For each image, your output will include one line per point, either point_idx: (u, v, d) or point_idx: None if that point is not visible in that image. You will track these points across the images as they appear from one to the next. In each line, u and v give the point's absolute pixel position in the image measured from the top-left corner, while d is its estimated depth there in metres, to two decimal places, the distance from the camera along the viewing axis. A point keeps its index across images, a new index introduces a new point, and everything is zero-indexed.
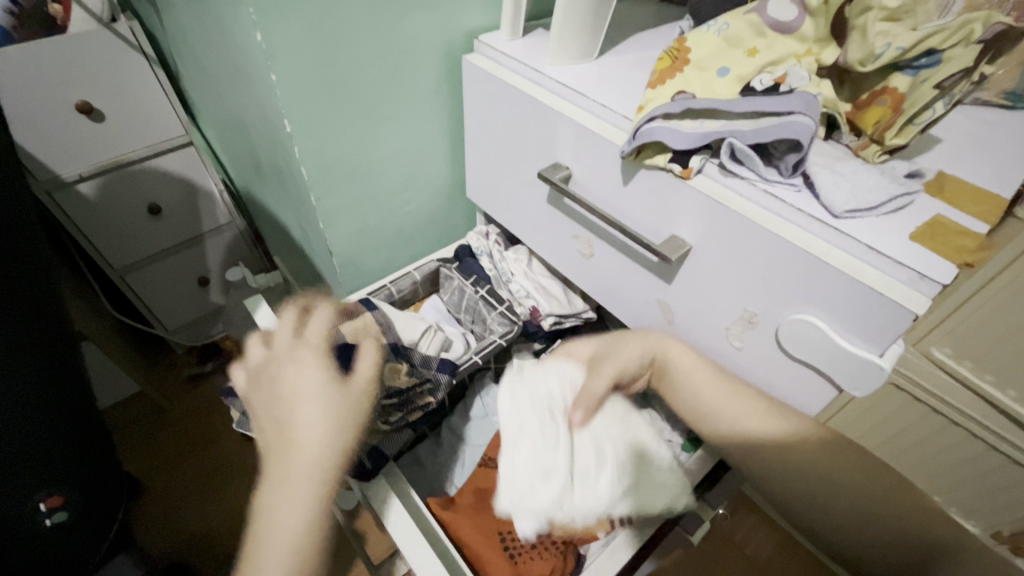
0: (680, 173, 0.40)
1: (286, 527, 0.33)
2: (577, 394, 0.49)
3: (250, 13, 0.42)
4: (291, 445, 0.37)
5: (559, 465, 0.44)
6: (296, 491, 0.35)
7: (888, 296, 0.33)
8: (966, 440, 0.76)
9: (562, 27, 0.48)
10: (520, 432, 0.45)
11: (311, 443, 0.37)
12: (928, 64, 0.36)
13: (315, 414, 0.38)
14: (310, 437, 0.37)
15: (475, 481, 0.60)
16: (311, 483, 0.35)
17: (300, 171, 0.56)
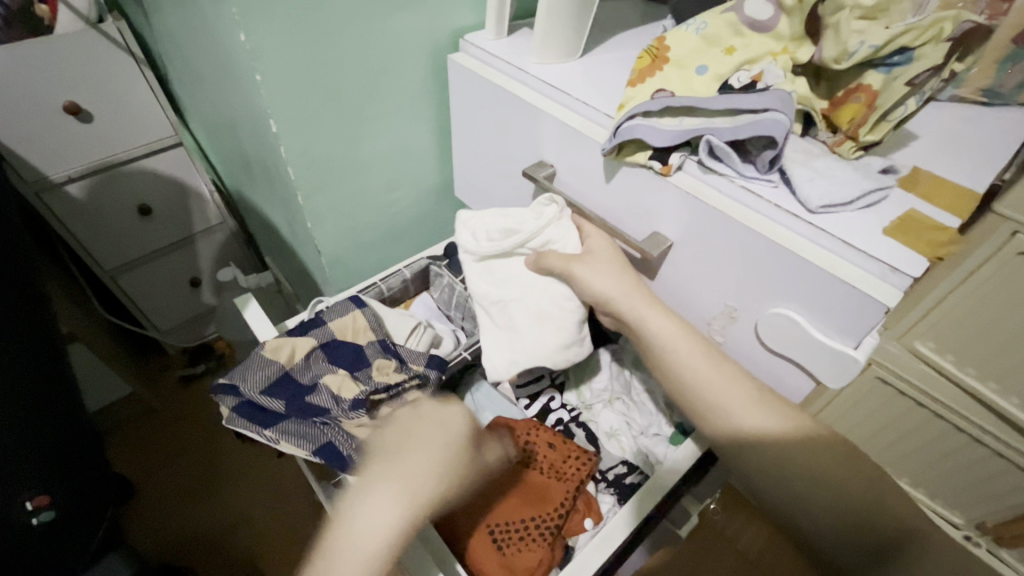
0: (660, 170, 0.41)
1: (374, 529, 0.36)
2: (543, 248, 0.49)
3: (234, 13, 0.42)
4: (410, 462, 0.40)
5: (486, 282, 0.52)
6: (396, 503, 0.37)
7: (861, 288, 0.33)
8: (949, 432, 0.77)
9: (546, 26, 0.48)
10: (485, 227, 0.52)
11: (422, 470, 0.40)
12: (901, 61, 0.37)
13: (441, 447, 0.43)
14: (432, 461, 0.41)
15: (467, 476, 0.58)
16: (412, 496, 0.38)
17: (287, 170, 0.56)
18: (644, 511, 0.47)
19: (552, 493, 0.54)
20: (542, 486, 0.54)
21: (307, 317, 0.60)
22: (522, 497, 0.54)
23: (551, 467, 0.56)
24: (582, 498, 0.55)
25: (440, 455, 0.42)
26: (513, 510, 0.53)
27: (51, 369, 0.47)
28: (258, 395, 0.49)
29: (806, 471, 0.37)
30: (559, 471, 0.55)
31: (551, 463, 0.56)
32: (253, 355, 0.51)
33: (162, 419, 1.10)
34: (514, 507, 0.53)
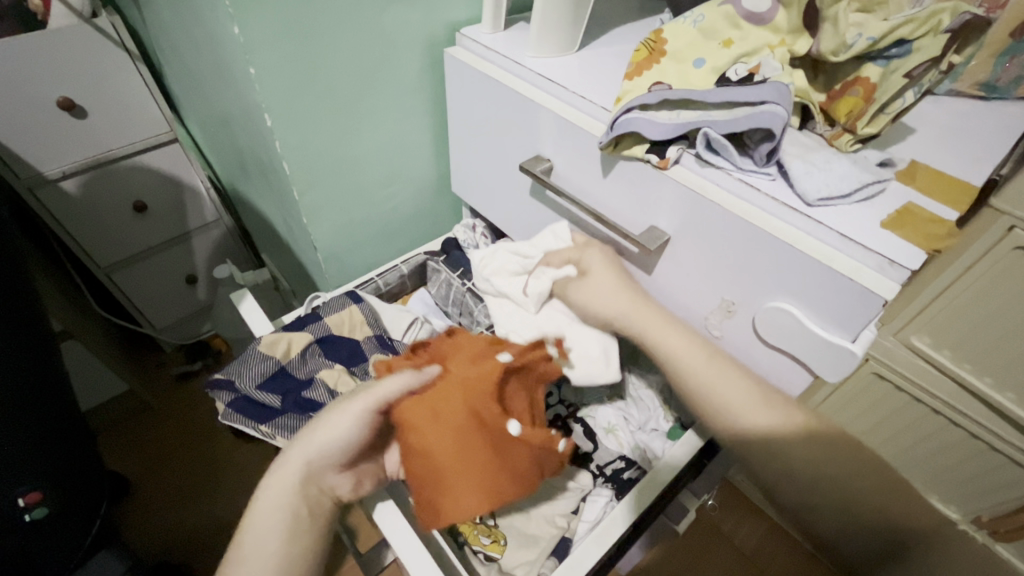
0: (658, 164, 0.40)
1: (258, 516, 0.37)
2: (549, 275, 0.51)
3: (226, 6, 0.42)
4: (262, 502, 0.37)
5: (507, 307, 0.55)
6: (258, 550, 0.35)
7: (858, 282, 0.33)
8: (945, 428, 0.78)
9: (541, 20, 0.48)
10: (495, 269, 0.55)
11: (276, 504, 0.37)
12: (898, 54, 0.37)
13: (294, 466, 0.38)
14: (285, 490, 0.37)
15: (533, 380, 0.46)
16: (270, 544, 0.35)
17: (282, 165, 0.55)
18: (649, 500, 0.46)
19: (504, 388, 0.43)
20: (473, 372, 0.41)
21: (304, 312, 0.60)
22: (464, 391, 0.40)
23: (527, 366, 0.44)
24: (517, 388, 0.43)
25: (296, 476, 0.38)
26: (460, 399, 0.40)
27: (44, 364, 0.46)
28: (254, 390, 0.49)
29: (814, 468, 0.37)
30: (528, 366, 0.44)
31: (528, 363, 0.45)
32: (249, 351, 0.50)
33: (157, 417, 1.09)
34: (460, 395, 0.40)
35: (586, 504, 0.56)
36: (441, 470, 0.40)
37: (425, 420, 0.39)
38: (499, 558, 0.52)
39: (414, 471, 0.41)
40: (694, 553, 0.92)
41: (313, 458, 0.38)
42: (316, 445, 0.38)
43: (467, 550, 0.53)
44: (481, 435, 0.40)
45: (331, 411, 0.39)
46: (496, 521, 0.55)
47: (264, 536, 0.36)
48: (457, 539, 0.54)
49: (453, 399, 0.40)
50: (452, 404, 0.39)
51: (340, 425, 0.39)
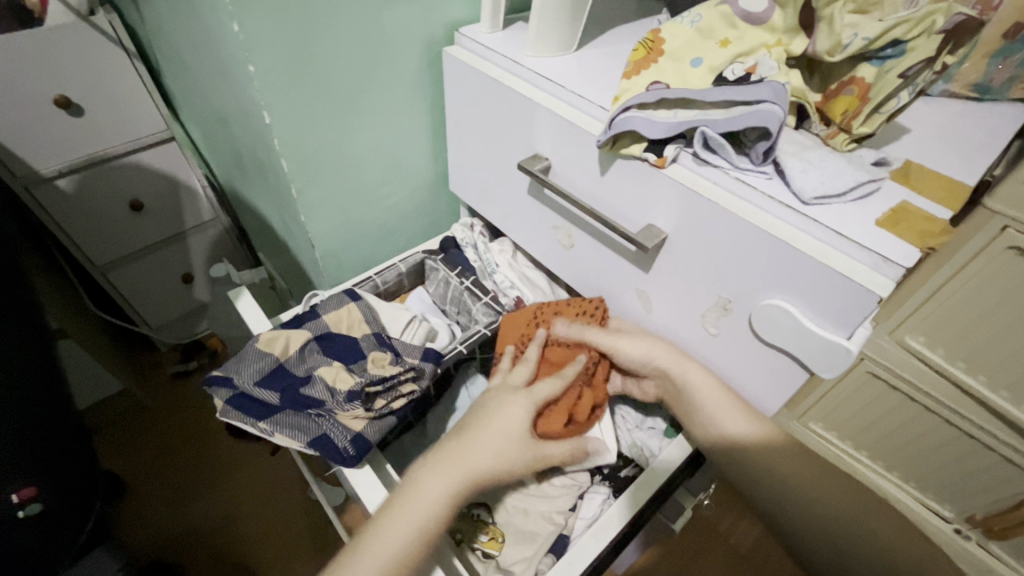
0: (655, 162, 0.41)
1: (416, 513, 0.40)
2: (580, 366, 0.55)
3: (226, 3, 0.42)
4: (418, 496, 0.41)
5: None
6: (400, 538, 0.39)
7: (853, 279, 0.33)
8: (939, 427, 0.77)
9: (539, 21, 0.49)
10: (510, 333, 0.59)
11: (433, 505, 0.40)
12: (893, 54, 0.37)
13: (460, 475, 0.42)
14: (442, 498, 0.41)
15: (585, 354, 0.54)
16: (415, 534, 0.39)
17: (280, 163, 0.56)
18: (647, 498, 0.47)
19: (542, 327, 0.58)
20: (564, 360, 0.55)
21: (302, 309, 0.60)
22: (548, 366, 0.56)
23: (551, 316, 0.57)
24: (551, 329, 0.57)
25: (456, 488, 0.41)
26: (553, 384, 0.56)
27: (40, 361, 0.46)
28: (253, 387, 0.49)
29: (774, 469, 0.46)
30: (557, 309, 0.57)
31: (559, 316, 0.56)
32: (248, 348, 0.50)
33: (153, 416, 1.09)
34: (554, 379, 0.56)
35: (583, 502, 0.56)
36: None
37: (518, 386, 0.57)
38: (497, 554, 0.53)
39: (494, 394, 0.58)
40: (690, 553, 0.92)
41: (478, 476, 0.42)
42: (490, 457, 0.43)
43: (467, 548, 0.53)
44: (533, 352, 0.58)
45: (496, 436, 0.44)
46: (493, 518, 0.56)
47: (409, 529, 0.39)
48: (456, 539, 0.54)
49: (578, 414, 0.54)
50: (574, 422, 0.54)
51: (512, 452, 0.44)
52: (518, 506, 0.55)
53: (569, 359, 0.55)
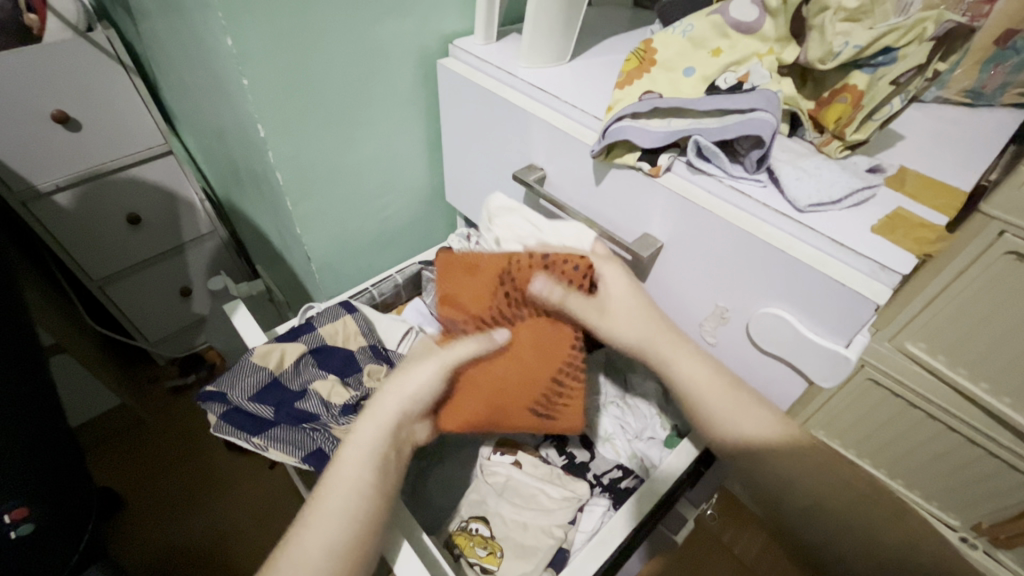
0: (649, 171, 0.41)
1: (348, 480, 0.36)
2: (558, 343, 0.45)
3: (219, 17, 0.42)
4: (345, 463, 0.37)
5: None
6: (339, 505, 0.35)
7: (850, 287, 0.33)
8: (943, 435, 0.76)
9: (532, 32, 0.49)
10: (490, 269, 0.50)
11: (359, 475, 0.36)
12: (884, 62, 0.37)
13: (374, 429, 0.38)
14: (368, 453, 0.37)
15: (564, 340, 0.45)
16: (353, 501, 0.35)
17: (275, 176, 0.55)
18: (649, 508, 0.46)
19: (507, 289, 0.43)
20: (552, 343, 0.44)
21: (298, 322, 0.59)
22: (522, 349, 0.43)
23: (529, 288, 0.43)
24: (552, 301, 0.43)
25: (380, 440, 0.38)
26: (534, 372, 0.44)
27: (33, 379, 0.46)
28: (247, 403, 0.48)
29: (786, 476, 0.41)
30: (535, 277, 0.42)
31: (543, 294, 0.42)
32: (241, 362, 0.50)
33: (150, 430, 1.09)
34: (535, 361, 0.44)
35: (583, 515, 0.55)
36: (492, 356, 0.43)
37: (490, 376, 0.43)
38: (495, 570, 0.52)
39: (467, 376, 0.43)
40: (692, 563, 0.91)
41: (394, 423, 0.39)
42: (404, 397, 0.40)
43: (464, 563, 0.52)
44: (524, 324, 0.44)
45: (403, 378, 0.41)
46: (492, 533, 0.54)
47: (347, 494, 0.35)
48: (453, 551, 0.53)
49: (564, 413, 0.47)
50: (567, 420, 0.48)
51: (429, 390, 0.41)
52: (516, 520, 0.54)
53: (549, 337, 0.44)
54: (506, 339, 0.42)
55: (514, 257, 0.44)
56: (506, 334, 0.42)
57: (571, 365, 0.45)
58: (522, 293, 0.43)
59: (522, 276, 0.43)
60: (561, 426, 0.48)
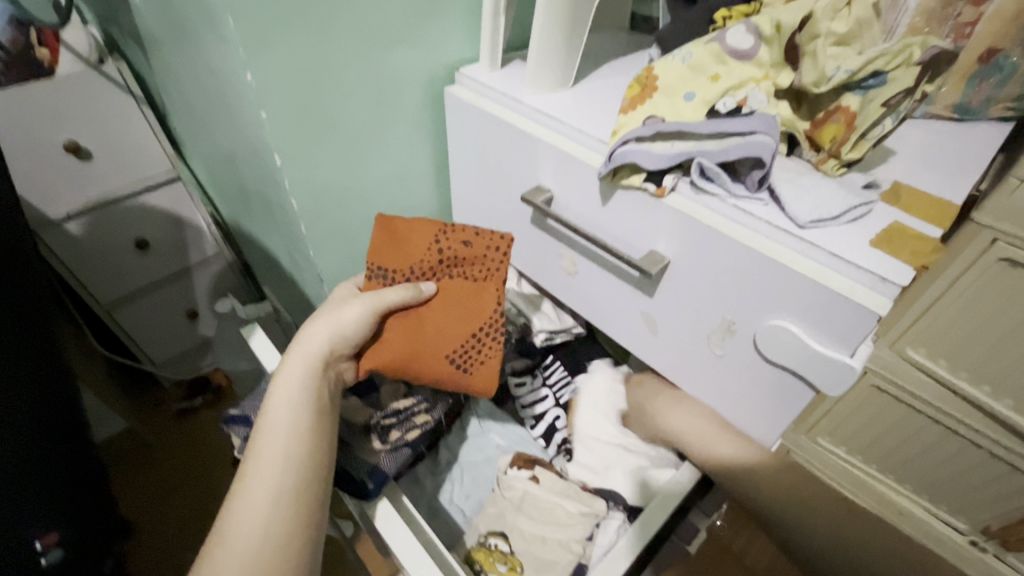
0: (655, 192, 0.42)
1: (282, 415, 0.43)
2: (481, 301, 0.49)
3: (239, 54, 0.44)
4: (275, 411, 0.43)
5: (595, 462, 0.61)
6: (277, 451, 0.41)
7: (853, 299, 0.35)
8: None
9: (537, 60, 0.51)
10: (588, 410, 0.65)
11: (290, 410, 0.43)
12: (875, 84, 0.39)
13: (299, 368, 0.45)
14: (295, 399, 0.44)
15: (487, 295, 0.50)
16: (287, 444, 0.42)
17: (289, 202, 0.57)
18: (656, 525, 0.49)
19: (437, 252, 0.49)
20: (474, 302, 0.49)
21: None
22: (446, 302, 0.49)
23: (458, 250, 0.50)
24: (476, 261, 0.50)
25: (305, 387, 0.45)
26: (455, 326, 0.49)
27: (64, 405, 0.47)
28: None
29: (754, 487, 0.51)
30: (465, 241, 0.50)
31: (470, 252, 0.49)
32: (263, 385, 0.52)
33: (158, 453, 1.10)
34: (453, 315, 0.49)
35: (599, 530, 0.57)
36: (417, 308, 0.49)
37: (413, 327, 0.49)
38: None
39: (394, 328, 0.49)
40: None
41: (316, 368, 0.46)
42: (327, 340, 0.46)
43: None
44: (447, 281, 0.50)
45: (330, 320, 0.46)
46: (512, 548, 0.55)
47: (282, 440, 0.42)
48: (473, 568, 0.54)
49: (483, 370, 0.50)
50: (483, 379, 0.50)
51: (353, 334, 0.47)
52: (535, 535, 0.55)
53: (469, 295, 0.50)
54: (432, 291, 0.49)
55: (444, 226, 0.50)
56: (432, 287, 0.49)
57: (492, 322, 0.49)
58: (454, 257, 0.50)
59: (454, 241, 0.50)
60: (476, 384, 0.50)
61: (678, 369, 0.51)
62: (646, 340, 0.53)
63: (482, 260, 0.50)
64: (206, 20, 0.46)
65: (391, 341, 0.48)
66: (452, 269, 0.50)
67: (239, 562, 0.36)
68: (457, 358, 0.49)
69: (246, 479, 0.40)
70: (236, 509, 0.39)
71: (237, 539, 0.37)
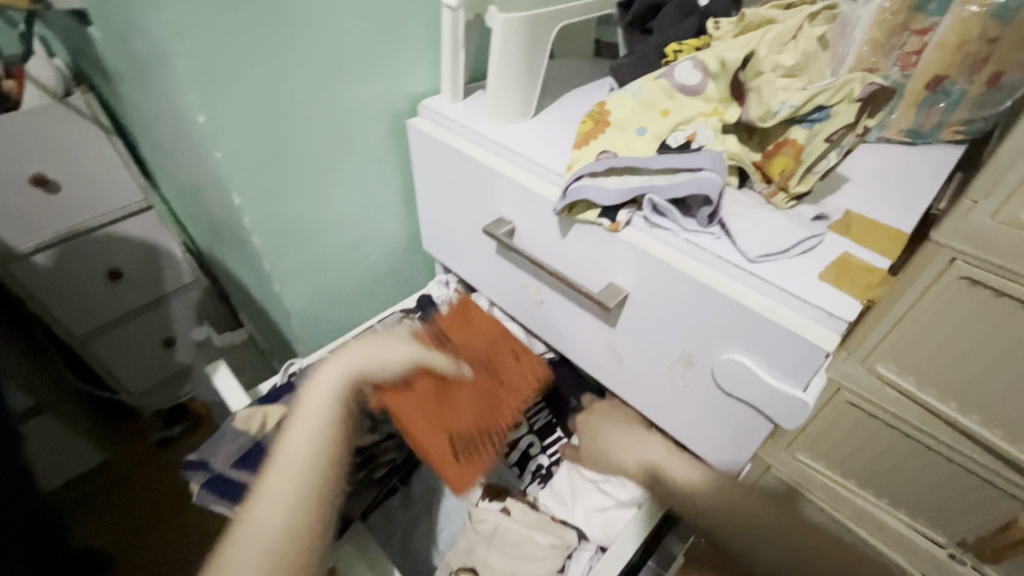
0: (610, 227, 0.43)
1: (317, 412, 0.39)
2: (490, 409, 0.54)
3: (191, 97, 0.44)
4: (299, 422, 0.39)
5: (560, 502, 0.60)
6: (309, 446, 0.38)
7: (802, 334, 0.35)
8: None
9: (495, 94, 0.52)
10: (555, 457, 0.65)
11: (326, 408, 0.40)
12: (820, 118, 0.40)
13: (338, 369, 0.42)
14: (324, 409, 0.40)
15: (507, 407, 0.54)
16: (323, 445, 0.38)
17: (251, 238, 0.57)
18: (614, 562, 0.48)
19: (483, 358, 0.57)
20: (494, 405, 0.54)
21: (280, 380, 0.60)
22: (474, 392, 0.54)
23: (502, 363, 0.58)
24: (512, 379, 0.57)
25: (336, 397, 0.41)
26: (472, 418, 0.52)
27: None
28: (231, 468, 0.48)
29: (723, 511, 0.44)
30: (509, 355, 0.59)
31: (510, 368, 0.57)
32: (223, 428, 0.50)
33: (134, 486, 1.07)
34: (474, 410, 0.53)
35: (571, 561, 0.56)
36: (451, 381, 0.53)
37: (438, 397, 0.51)
38: None
39: (423, 386, 0.50)
40: None
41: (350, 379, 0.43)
42: (373, 357, 0.45)
43: None
44: (480, 379, 0.55)
45: (381, 346, 0.46)
46: None
47: (316, 437, 0.38)
48: None
49: (472, 460, 0.51)
50: (464, 469, 0.50)
51: (396, 367, 0.47)
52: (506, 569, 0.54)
53: (491, 401, 0.54)
54: (468, 373, 0.54)
55: (504, 338, 0.60)
56: (469, 371, 0.55)
57: (501, 425, 0.53)
58: (493, 367, 0.57)
59: (502, 353, 0.59)
60: (452, 474, 0.49)
61: (644, 396, 0.51)
62: (613, 370, 0.53)
63: (513, 377, 0.57)
64: (159, 63, 0.46)
65: (417, 399, 0.50)
66: (488, 373, 0.56)
67: (264, 556, 0.32)
68: (457, 442, 0.51)
69: (269, 472, 0.36)
70: (264, 501, 0.35)
71: (263, 533, 0.33)
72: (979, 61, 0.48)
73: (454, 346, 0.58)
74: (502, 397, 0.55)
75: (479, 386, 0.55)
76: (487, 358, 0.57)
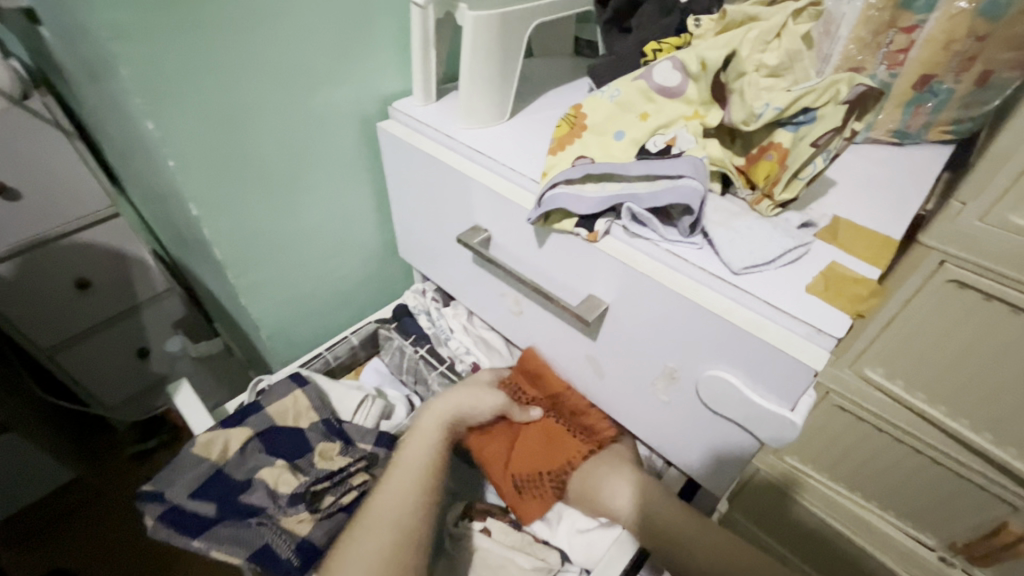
0: (587, 237, 0.40)
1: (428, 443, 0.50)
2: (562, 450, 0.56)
3: (137, 103, 0.41)
4: (407, 452, 0.49)
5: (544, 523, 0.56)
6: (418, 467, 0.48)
7: (788, 351, 0.33)
8: (928, 472, 0.67)
9: (468, 96, 0.49)
10: None
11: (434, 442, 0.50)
12: (805, 121, 0.38)
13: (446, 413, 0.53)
14: (427, 444, 0.50)
15: (569, 454, 0.55)
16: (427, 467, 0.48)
17: (213, 250, 0.54)
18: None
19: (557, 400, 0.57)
20: (557, 450, 0.56)
21: (247, 398, 0.57)
22: (540, 434, 0.58)
23: (575, 407, 0.56)
24: (590, 426, 0.56)
25: (436, 435, 0.51)
26: (534, 463, 0.56)
27: None
28: (186, 500, 0.45)
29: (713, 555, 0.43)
30: (583, 403, 0.56)
31: (579, 411, 0.56)
32: (182, 454, 0.47)
33: (107, 503, 1.03)
34: (538, 454, 0.57)
35: None
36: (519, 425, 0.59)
37: (507, 439, 0.58)
38: None
39: (497, 430, 0.59)
40: None
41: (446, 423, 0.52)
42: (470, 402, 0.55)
43: None
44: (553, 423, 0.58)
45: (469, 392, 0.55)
46: None
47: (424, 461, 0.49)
48: None
49: (533, 501, 0.55)
50: (528, 507, 0.55)
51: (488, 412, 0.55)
52: None
53: (559, 446, 0.56)
54: (535, 417, 0.58)
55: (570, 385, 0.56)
56: (536, 414, 0.58)
57: (558, 473, 0.55)
58: (566, 409, 0.57)
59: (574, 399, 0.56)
60: (519, 508, 0.55)
61: (627, 409, 0.49)
62: (595, 383, 0.51)
63: (583, 425, 0.56)
64: (104, 65, 0.43)
65: (488, 440, 0.59)
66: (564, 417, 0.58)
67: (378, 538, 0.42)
68: (523, 481, 0.56)
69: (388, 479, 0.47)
70: (380, 500, 0.45)
71: (378, 519, 0.43)
72: (967, 58, 0.46)
73: (530, 392, 0.59)
74: (568, 440, 0.56)
75: (551, 430, 0.57)
76: (556, 399, 0.57)
